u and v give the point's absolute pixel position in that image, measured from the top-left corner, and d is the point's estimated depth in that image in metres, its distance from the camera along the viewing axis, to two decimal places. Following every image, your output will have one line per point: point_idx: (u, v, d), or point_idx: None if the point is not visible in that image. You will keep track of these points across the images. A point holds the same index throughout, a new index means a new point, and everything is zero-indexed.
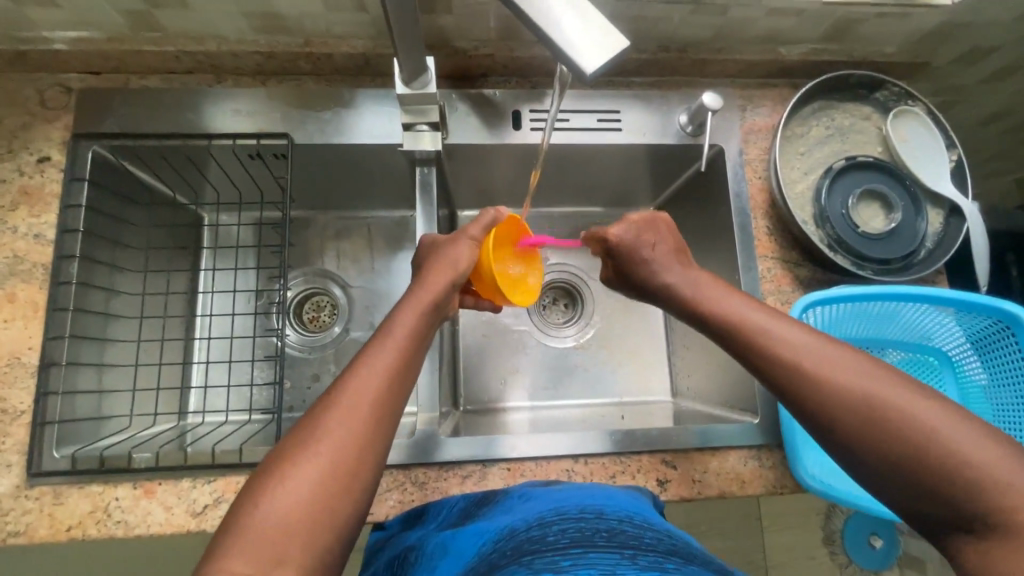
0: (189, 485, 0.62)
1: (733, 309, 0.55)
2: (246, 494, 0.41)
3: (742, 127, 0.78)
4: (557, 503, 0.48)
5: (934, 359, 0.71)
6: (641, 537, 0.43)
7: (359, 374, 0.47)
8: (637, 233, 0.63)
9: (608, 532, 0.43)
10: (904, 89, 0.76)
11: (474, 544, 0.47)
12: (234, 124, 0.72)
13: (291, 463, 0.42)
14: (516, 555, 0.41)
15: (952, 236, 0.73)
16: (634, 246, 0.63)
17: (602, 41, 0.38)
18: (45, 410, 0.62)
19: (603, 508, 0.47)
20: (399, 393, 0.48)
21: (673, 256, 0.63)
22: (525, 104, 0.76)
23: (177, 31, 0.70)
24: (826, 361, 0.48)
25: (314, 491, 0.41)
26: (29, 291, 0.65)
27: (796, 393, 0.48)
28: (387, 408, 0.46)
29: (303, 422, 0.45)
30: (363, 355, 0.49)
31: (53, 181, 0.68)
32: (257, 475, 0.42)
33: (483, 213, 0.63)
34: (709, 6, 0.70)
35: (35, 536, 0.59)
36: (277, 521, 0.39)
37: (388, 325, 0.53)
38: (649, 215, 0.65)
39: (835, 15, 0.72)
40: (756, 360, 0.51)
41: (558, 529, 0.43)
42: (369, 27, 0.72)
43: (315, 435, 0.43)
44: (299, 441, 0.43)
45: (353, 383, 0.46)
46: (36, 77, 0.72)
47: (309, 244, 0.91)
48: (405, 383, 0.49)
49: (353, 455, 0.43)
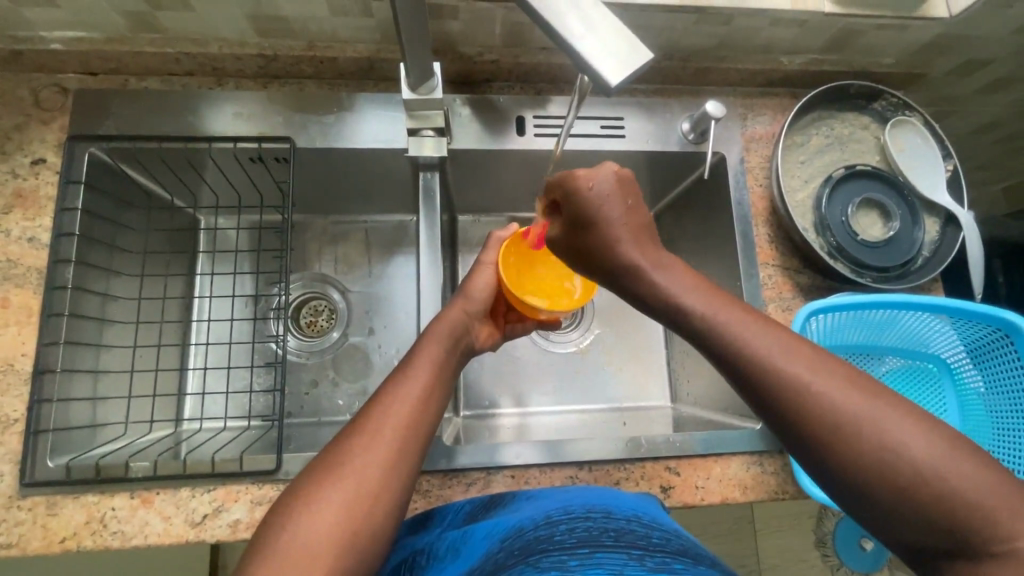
0: (188, 494, 0.60)
1: (715, 312, 0.47)
2: (277, 514, 0.43)
3: (743, 135, 0.79)
4: (564, 502, 0.49)
5: (932, 366, 0.72)
6: (649, 536, 0.43)
7: (386, 403, 0.50)
8: (611, 192, 0.51)
9: (615, 532, 0.43)
10: (901, 100, 0.77)
11: (482, 545, 0.46)
12: (233, 127, 0.71)
13: (324, 483, 0.44)
14: (523, 554, 0.41)
15: (948, 244, 0.74)
16: (592, 207, 0.50)
17: (626, 52, 0.39)
18: (40, 418, 0.60)
19: (610, 507, 0.47)
20: (424, 418, 0.50)
21: (638, 235, 0.52)
22: (529, 110, 0.76)
23: (177, 32, 0.69)
24: (812, 374, 0.42)
25: (344, 509, 0.43)
26: (23, 295, 0.64)
27: (782, 409, 0.43)
28: (410, 438, 0.48)
29: (330, 447, 0.47)
30: (389, 384, 0.52)
31: (49, 183, 0.67)
32: (287, 494, 0.44)
33: (488, 240, 0.69)
34: (714, 16, 0.70)
35: (28, 548, 0.57)
36: (310, 540, 0.41)
37: (414, 354, 0.56)
38: (613, 175, 0.51)
39: (836, 27, 0.73)
40: (770, 390, 0.43)
41: (566, 529, 0.43)
42: (374, 32, 0.71)
43: (344, 460, 0.45)
44: (329, 463, 0.45)
45: (379, 408, 0.49)
46: (31, 77, 0.70)
47: (307, 249, 0.90)
48: (426, 410, 0.51)
49: (381, 477, 0.45)
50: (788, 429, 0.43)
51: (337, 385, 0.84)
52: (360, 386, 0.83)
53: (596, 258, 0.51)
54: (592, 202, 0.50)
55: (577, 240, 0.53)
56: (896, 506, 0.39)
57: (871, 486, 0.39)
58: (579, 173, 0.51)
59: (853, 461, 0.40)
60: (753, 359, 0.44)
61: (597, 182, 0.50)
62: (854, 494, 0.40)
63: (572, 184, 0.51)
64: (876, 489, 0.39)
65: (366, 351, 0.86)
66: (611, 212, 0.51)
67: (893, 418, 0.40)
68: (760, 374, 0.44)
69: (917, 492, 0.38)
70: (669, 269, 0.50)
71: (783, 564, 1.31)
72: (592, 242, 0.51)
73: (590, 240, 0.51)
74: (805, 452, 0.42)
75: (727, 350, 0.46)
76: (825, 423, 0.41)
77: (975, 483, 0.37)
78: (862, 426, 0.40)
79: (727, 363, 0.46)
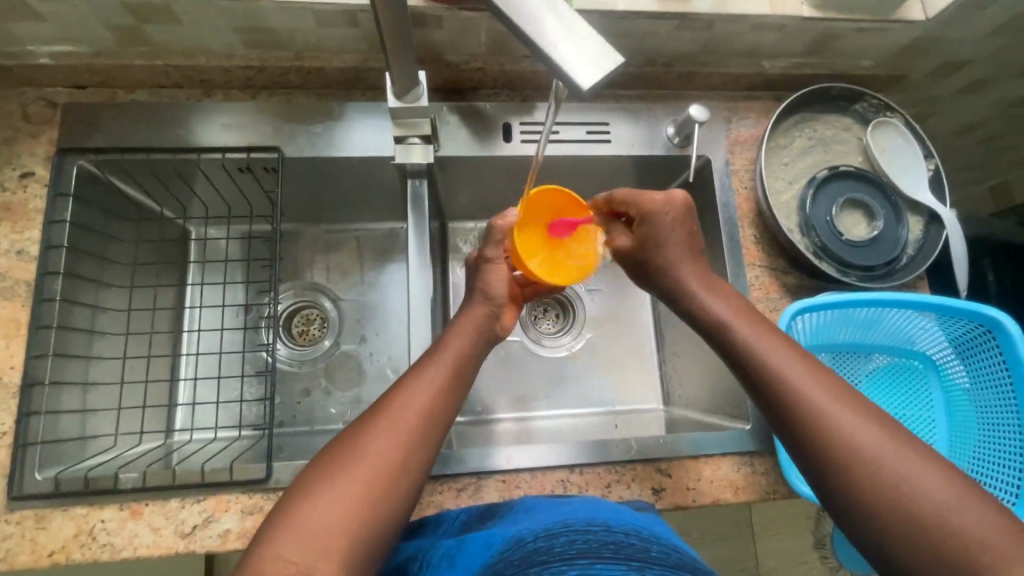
0: (177, 505, 0.60)
1: (747, 335, 0.55)
2: (299, 491, 0.44)
3: (727, 138, 0.80)
4: (564, 514, 0.49)
5: (918, 362, 0.72)
6: (649, 550, 0.43)
7: (410, 394, 0.51)
8: (678, 217, 0.62)
9: (614, 544, 0.42)
10: (882, 101, 0.78)
11: (481, 553, 0.46)
12: (222, 138, 0.72)
13: (344, 466, 0.45)
14: (525, 565, 0.41)
15: (931, 243, 0.75)
16: (660, 229, 0.62)
17: (599, 58, 0.39)
18: (28, 430, 0.60)
19: (610, 520, 0.47)
20: (438, 413, 0.51)
21: (694, 260, 0.62)
22: (515, 117, 0.77)
23: (165, 45, 0.69)
24: (828, 398, 0.48)
25: (356, 492, 0.44)
26: (11, 308, 0.64)
27: (795, 415, 0.49)
28: (427, 432, 0.49)
29: (356, 427, 0.48)
30: (416, 373, 0.53)
31: (38, 196, 0.67)
32: (310, 472, 0.45)
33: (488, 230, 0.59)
34: (695, 21, 0.71)
35: (16, 562, 0.57)
36: (323, 517, 0.42)
37: (440, 345, 0.56)
38: (680, 200, 0.62)
39: (816, 30, 0.74)
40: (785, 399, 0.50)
41: (565, 540, 0.43)
42: (360, 42, 0.71)
43: (368, 446, 0.46)
44: (353, 446, 0.46)
45: (403, 398, 0.50)
46: (19, 91, 0.71)
47: (298, 259, 0.90)
48: (445, 408, 0.52)
49: (394, 466, 0.46)
50: (790, 431, 0.49)
51: (329, 394, 0.84)
52: (353, 395, 0.83)
53: (659, 277, 0.62)
54: (663, 223, 0.62)
55: (643, 257, 0.63)
56: (886, 522, 0.43)
57: (868, 501, 0.44)
58: (656, 195, 0.62)
59: (850, 469, 0.45)
60: (776, 376, 0.51)
61: (671, 208, 0.62)
62: (845, 503, 0.45)
63: (648, 208, 0.62)
64: (866, 498, 0.44)
65: (358, 359, 0.86)
66: (672, 239, 0.62)
67: (894, 446, 0.45)
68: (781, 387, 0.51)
69: (905, 506, 0.42)
70: (714, 292, 0.60)
71: (782, 567, 1.31)
72: (659, 263, 0.62)
73: (660, 253, 0.62)
74: (806, 465, 0.48)
75: (755, 365, 0.53)
76: (829, 442, 0.46)
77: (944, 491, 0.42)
78: (854, 443, 0.45)
79: (755, 381, 0.53)
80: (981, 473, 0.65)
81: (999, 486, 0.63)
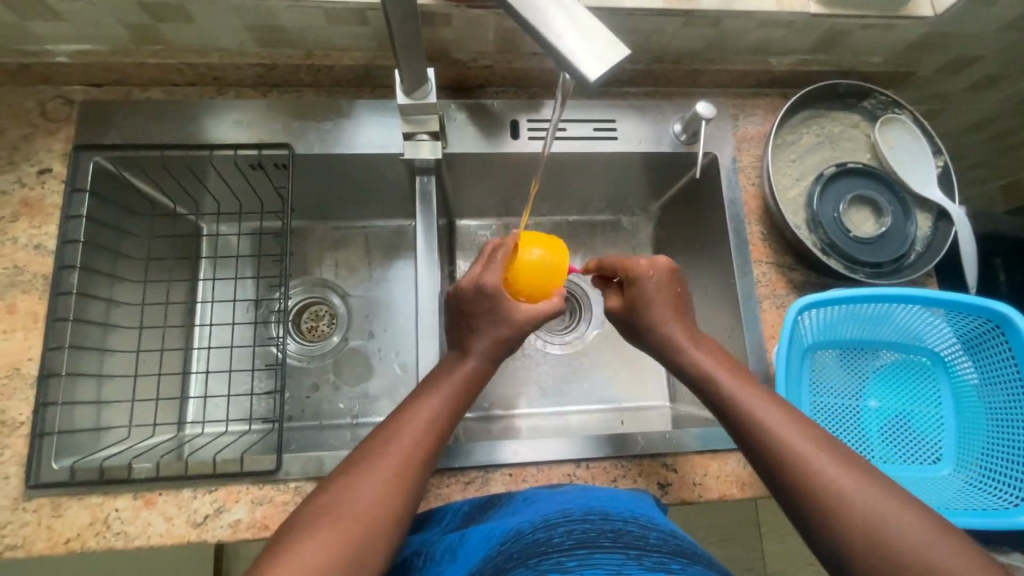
0: (189, 495, 0.61)
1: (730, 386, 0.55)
2: (297, 520, 0.46)
3: (734, 135, 0.80)
4: (562, 505, 0.49)
5: (926, 359, 0.72)
6: (646, 537, 0.43)
7: (402, 426, 0.52)
8: (666, 279, 0.64)
9: (613, 533, 0.43)
10: (890, 98, 0.78)
11: (481, 547, 0.47)
12: (234, 135, 0.73)
13: (341, 494, 0.47)
14: (523, 557, 0.41)
15: (940, 239, 0.75)
16: (648, 290, 0.63)
17: (606, 50, 0.39)
18: (44, 421, 0.62)
19: (607, 509, 0.48)
20: (429, 451, 0.52)
21: (680, 316, 0.63)
22: (522, 114, 0.77)
23: (179, 43, 0.71)
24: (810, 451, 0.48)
25: (344, 534, 0.44)
26: (29, 301, 0.65)
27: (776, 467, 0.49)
28: (419, 462, 0.51)
29: (352, 460, 0.50)
30: (410, 406, 0.55)
31: (55, 192, 0.69)
32: (307, 504, 0.47)
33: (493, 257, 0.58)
34: (701, 18, 0.71)
35: (33, 549, 0.58)
36: (315, 550, 0.43)
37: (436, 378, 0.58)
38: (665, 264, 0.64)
39: (823, 27, 0.74)
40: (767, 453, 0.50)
41: (563, 531, 0.44)
42: (370, 40, 0.72)
43: (361, 475, 0.48)
44: (347, 477, 0.48)
45: (396, 429, 0.52)
46: (38, 89, 0.72)
47: (307, 255, 0.91)
48: (437, 438, 0.53)
49: (385, 505, 0.47)
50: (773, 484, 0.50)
51: (338, 388, 0.85)
52: (361, 390, 0.84)
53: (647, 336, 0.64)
54: (649, 286, 0.63)
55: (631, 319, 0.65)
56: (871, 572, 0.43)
57: (852, 553, 0.44)
58: (643, 261, 0.64)
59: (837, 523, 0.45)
60: (756, 431, 0.52)
61: (657, 271, 0.64)
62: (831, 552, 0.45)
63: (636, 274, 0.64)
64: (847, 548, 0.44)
65: (366, 355, 0.87)
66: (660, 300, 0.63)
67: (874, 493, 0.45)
68: (763, 440, 0.51)
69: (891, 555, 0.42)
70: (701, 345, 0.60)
71: (789, 567, 1.31)
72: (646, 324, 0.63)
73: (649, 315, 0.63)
74: (792, 507, 0.48)
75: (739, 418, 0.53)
76: (817, 492, 0.46)
77: (919, 530, 0.43)
78: (836, 489, 0.46)
79: (739, 433, 0.53)
80: (991, 470, 0.65)
81: (1009, 483, 0.62)
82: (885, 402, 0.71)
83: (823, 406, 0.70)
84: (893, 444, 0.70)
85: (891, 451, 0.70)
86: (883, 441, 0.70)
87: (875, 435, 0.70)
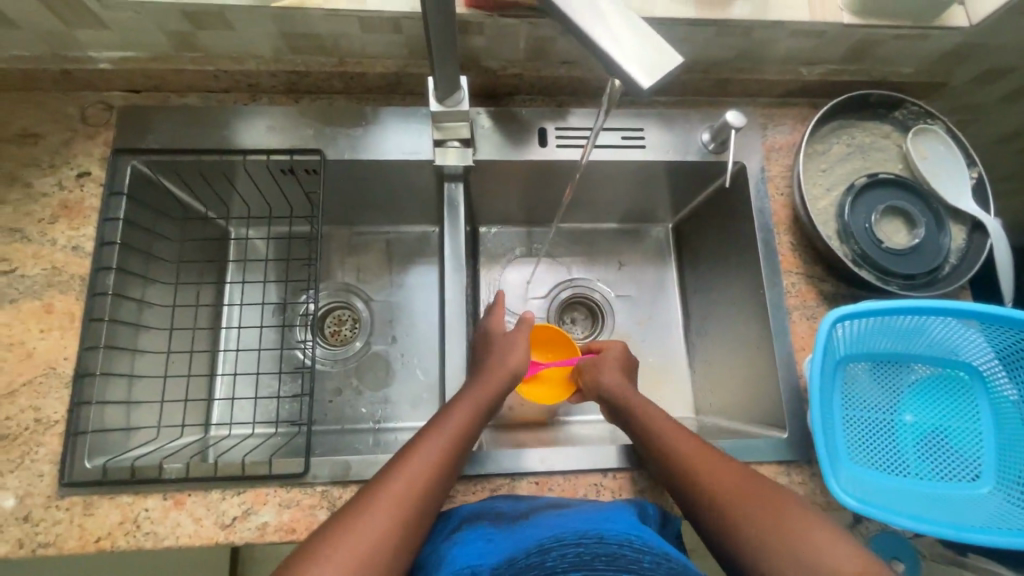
0: (218, 496, 0.62)
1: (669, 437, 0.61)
2: (306, 547, 0.47)
3: (763, 144, 0.80)
4: (559, 528, 0.50)
5: (963, 374, 0.70)
6: (640, 561, 0.44)
7: (409, 459, 0.54)
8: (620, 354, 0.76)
9: (607, 557, 0.44)
10: (923, 108, 0.77)
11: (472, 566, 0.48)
12: (266, 141, 0.74)
13: (348, 525, 0.48)
14: None
15: (975, 251, 0.74)
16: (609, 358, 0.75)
17: (656, 56, 0.40)
18: (78, 420, 0.62)
19: (603, 532, 0.48)
20: (440, 474, 0.54)
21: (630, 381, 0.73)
22: (550, 121, 0.78)
23: (216, 51, 0.72)
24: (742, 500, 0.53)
25: (351, 554, 0.46)
26: (66, 301, 0.66)
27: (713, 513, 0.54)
28: (421, 495, 0.51)
29: (361, 493, 0.51)
30: (418, 439, 0.56)
31: (94, 195, 0.70)
32: (317, 534, 0.48)
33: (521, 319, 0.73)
34: (733, 28, 0.71)
35: (64, 547, 0.59)
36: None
37: (447, 411, 0.59)
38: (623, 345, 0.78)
39: (855, 37, 0.74)
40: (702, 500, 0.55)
41: (557, 555, 0.45)
42: (401, 48, 0.73)
43: (365, 506, 0.49)
44: (355, 509, 0.49)
45: (402, 463, 0.53)
46: (79, 95, 0.74)
47: (330, 260, 0.92)
48: (441, 472, 0.54)
49: (391, 526, 0.49)
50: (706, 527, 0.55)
51: (361, 392, 0.85)
52: (384, 394, 0.85)
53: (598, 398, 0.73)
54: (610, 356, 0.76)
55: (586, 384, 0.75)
56: None
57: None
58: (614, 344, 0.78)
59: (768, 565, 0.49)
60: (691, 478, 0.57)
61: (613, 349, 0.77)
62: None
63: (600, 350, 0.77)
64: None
65: (389, 359, 0.87)
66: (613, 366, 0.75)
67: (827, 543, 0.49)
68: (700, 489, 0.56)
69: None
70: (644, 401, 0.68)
71: None
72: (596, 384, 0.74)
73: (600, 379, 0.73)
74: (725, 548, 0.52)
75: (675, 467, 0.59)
76: (750, 544, 0.51)
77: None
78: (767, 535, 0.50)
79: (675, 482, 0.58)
80: None
81: None
82: (921, 417, 0.70)
83: (854, 419, 0.69)
84: (929, 460, 0.68)
85: (927, 467, 0.68)
86: (919, 457, 0.68)
87: (910, 450, 0.69)
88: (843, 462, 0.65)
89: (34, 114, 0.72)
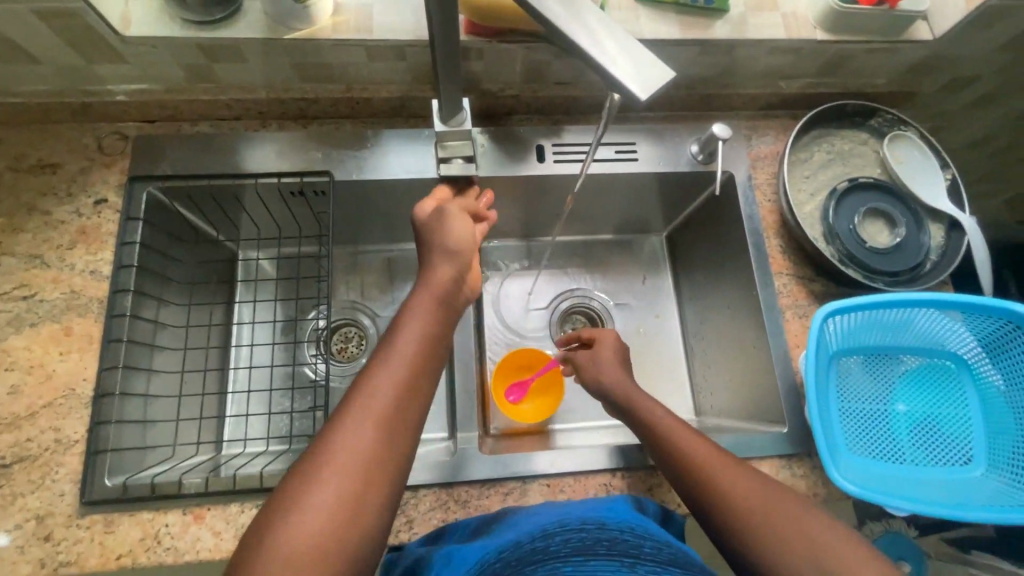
0: (237, 510, 0.63)
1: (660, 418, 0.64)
2: (277, 498, 0.47)
3: (749, 154, 0.84)
4: (559, 517, 0.54)
5: (950, 363, 0.73)
6: (640, 546, 0.48)
7: (367, 398, 0.51)
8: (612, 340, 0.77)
9: (608, 541, 0.48)
10: (896, 116, 0.82)
11: (478, 556, 0.51)
12: (276, 165, 0.77)
13: (312, 477, 0.47)
14: (519, 564, 0.46)
15: (953, 248, 0.78)
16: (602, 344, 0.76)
17: (653, 72, 0.44)
18: (98, 439, 0.64)
19: (604, 520, 0.53)
20: (403, 414, 0.51)
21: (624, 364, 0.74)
22: (546, 138, 0.82)
23: (227, 81, 0.76)
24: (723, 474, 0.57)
25: (323, 508, 0.46)
26: (84, 323, 0.68)
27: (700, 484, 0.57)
28: (387, 443, 0.50)
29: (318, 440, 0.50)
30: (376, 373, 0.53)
31: (111, 221, 0.73)
32: (282, 489, 0.48)
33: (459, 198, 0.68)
34: (714, 48, 0.76)
35: (86, 565, 0.60)
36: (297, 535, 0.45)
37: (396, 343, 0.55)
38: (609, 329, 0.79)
39: (829, 52, 0.79)
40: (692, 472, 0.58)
41: (561, 539, 0.49)
42: (404, 74, 0.78)
43: (326, 453, 0.48)
44: (317, 460, 0.48)
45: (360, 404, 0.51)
46: (95, 126, 0.77)
47: (336, 278, 0.94)
48: (403, 412, 0.51)
49: (356, 475, 0.48)
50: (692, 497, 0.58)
51: None
52: None
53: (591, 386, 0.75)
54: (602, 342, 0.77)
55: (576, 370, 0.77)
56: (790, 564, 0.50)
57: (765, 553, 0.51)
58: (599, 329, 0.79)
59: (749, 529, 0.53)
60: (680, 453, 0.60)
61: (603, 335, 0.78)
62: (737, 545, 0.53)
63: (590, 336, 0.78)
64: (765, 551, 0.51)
65: None
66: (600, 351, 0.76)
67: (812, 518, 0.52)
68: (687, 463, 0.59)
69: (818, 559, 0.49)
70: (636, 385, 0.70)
71: None
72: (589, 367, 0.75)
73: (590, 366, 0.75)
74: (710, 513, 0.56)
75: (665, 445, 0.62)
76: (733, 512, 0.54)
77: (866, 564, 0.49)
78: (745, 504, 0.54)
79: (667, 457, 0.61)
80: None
81: None
82: (913, 407, 0.73)
83: (849, 411, 0.72)
84: (923, 447, 0.71)
85: (922, 454, 0.71)
86: (914, 445, 0.71)
87: (905, 439, 0.71)
88: (841, 453, 0.67)
89: (52, 145, 0.75)
